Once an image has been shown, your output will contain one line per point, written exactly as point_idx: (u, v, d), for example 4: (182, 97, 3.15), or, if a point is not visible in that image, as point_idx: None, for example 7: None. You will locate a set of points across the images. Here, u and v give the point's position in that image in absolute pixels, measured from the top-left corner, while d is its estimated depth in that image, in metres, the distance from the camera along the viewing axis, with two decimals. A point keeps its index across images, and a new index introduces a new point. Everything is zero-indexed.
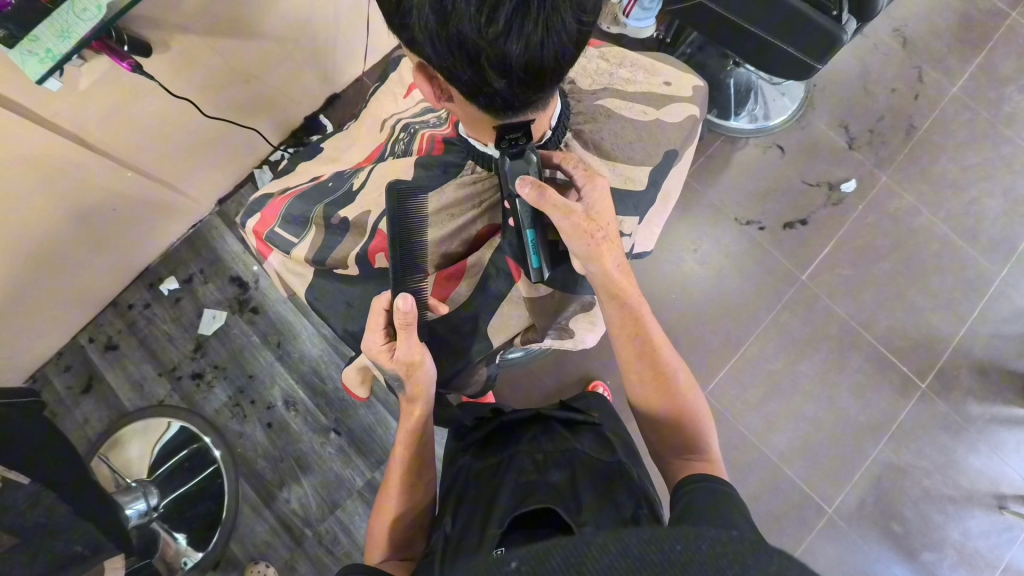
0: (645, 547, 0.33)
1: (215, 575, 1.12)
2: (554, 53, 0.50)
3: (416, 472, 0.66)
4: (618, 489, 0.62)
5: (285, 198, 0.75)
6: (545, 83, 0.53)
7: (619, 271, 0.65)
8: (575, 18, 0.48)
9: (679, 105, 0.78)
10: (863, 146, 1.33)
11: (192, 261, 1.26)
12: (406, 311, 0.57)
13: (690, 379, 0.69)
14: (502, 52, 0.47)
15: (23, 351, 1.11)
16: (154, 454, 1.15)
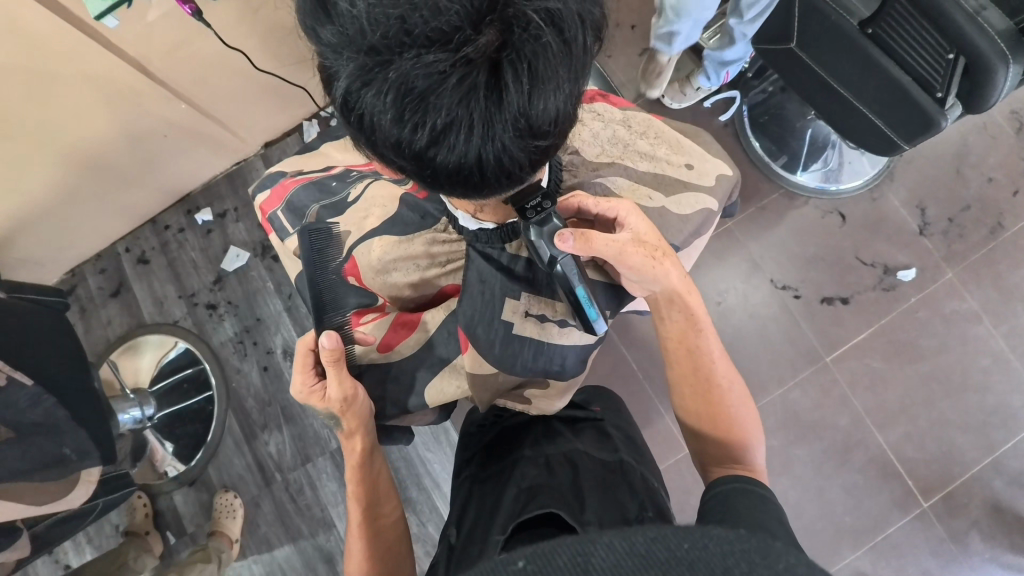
0: (652, 545, 0.28)
1: (190, 490, 1.21)
2: (494, 165, 0.45)
3: (375, 502, 0.68)
4: (621, 485, 0.60)
5: (293, 184, 0.79)
6: (494, 188, 0.49)
7: (677, 277, 0.64)
8: (519, 134, 0.43)
9: (692, 194, 0.73)
10: (936, 234, 1.20)
11: (229, 198, 1.31)
12: (333, 347, 0.60)
13: (744, 390, 0.66)
14: (429, 160, 0.44)
15: (67, 249, 1.20)
16: (160, 368, 1.24)
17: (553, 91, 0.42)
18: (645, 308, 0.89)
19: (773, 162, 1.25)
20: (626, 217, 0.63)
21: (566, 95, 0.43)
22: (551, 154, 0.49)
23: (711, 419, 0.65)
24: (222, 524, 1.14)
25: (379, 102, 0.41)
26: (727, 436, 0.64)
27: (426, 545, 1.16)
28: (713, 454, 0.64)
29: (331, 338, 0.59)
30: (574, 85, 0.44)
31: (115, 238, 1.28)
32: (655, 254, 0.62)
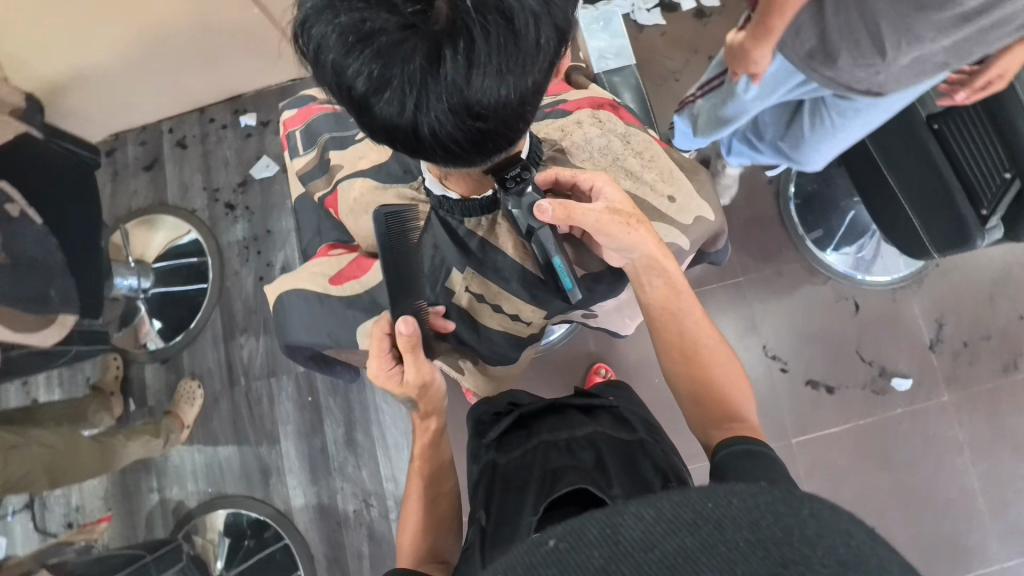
0: (680, 508, 0.30)
1: (161, 368, 1.27)
2: (428, 136, 0.43)
3: (437, 476, 0.67)
4: (642, 462, 0.63)
5: (315, 107, 0.74)
6: (436, 159, 0.47)
7: (657, 245, 0.61)
8: (455, 112, 0.41)
9: (668, 226, 0.67)
10: (945, 353, 1.16)
11: (276, 110, 1.35)
12: (410, 333, 0.55)
13: (729, 351, 0.65)
14: (366, 114, 0.42)
15: (117, 114, 1.26)
16: (167, 248, 1.30)
17: (497, 78, 0.39)
18: (622, 329, 0.87)
19: (806, 232, 1.21)
20: (602, 187, 0.61)
21: (516, 85, 0.41)
22: (502, 143, 0.46)
23: (700, 381, 0.63)
24: (180, 408, 1.20)
25: (322, 41, 0.39)
26: (719, 399, 0.62)
27: (356, 487, 1.20)
28: (707, 416, 0.62)
29: (409, 326, 0.54)
30: (530, 78, 0.41)
31: (163, 116, 1.34)
32: (631, 222, 0.59)
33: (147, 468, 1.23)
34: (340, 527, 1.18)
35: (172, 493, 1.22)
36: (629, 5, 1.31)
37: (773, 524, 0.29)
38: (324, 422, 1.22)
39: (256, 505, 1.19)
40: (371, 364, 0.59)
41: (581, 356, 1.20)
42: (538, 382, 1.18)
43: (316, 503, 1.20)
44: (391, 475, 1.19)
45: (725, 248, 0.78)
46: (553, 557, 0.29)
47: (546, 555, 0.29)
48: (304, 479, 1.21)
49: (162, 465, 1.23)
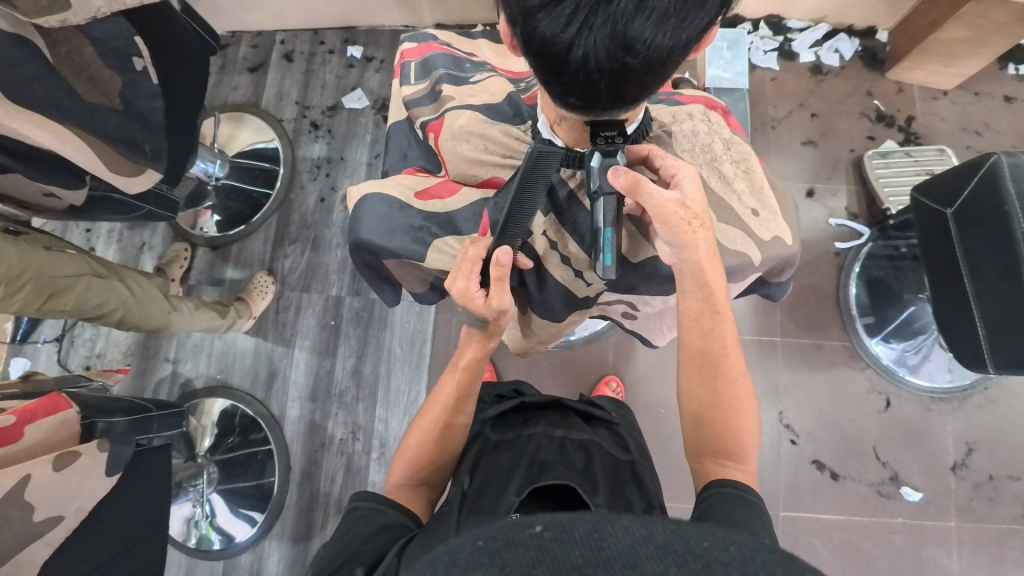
0: (672, 537, 0.30)
1: (210, 253, 1.35)
2: (577, 62, 0.43)
3: (456, 409, 0.66)
4: (628, 485, 0.63)
5: (431, 47, 0.75)
6: (566, 92, 0.47)
7: (709, 252, 0.59)
8: (613, 42, 0.41)
9: (741, 236, 0.65)
10: (967, 481, 1.10)
11: (382, 50, 1.40)
12: (504, 263, 0.56)
13: (750, 389, 0.62)
14: (527, 25, 0.42)
15: (242, 12, 1.33)
16: (250, 146, 1.37)
17: (663, 19, 0.40)
18: (650, 339, 0.87)
19: (858, 315, 1.18)
20: (684, 179, 0.60)
21: (675, 33, 0.41)
22: (632, 92, 0.47)
23: (711, 414, 0.61)
24: (252, 298, 1.26)
25: None
26: (725, 435, 0.60)
27: (348, 418, 1.24)
28: (704, 446, 0.60)
29: (506, 256, 0.55)
30: (687, 32, 0.42)
31: (280, 27, 1.41)
32: (694, 223, 0.59)
33: (169, 338, 1.30)
34: (321, 448, 1.23)
35: (183, 368, 1.29)
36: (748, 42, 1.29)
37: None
38: (337, 348, 1.27)
39: (253, 403, 1.25)
40: (458, 283, 0.60)
41: (596, 363, 1.20)
42: (548, 374, 1.20)
43: (307, 419, 1.24)
44: (384, 417, 1.23)
45: (786, 284, 0.75)
46: (535, 541, 0.30)
47: (530, 537, 0.31)
48: (304, 394, 1.26)
49: (183, 340, 1.30)
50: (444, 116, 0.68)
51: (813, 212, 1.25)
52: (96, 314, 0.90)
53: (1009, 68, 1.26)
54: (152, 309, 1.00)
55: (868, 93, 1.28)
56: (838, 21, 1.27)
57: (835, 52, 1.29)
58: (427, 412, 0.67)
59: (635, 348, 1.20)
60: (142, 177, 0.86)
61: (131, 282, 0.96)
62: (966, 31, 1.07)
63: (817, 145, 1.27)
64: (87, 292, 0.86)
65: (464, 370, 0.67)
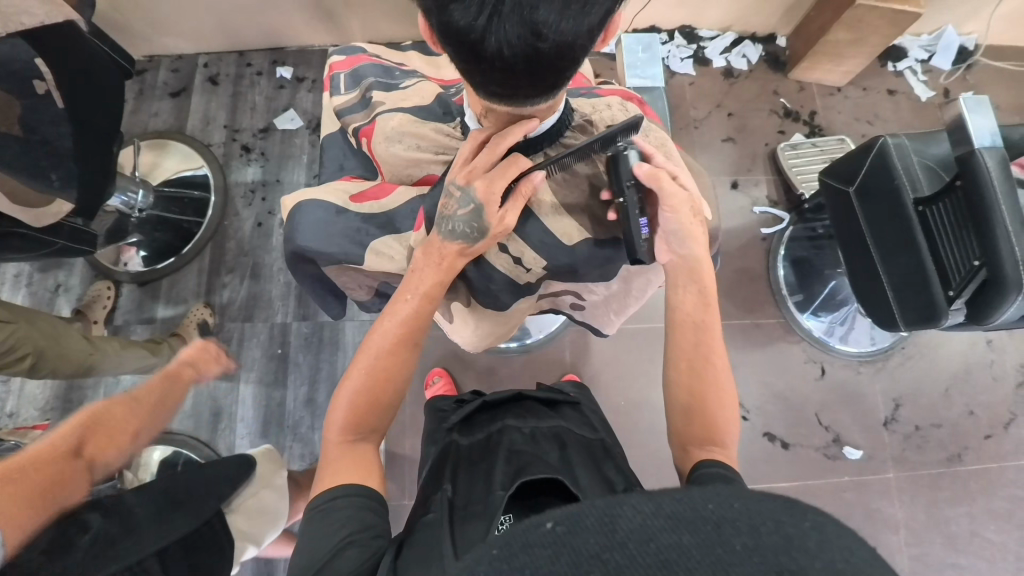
0: (677, 504, 0.28)
1: (138, 290, 1.25)
2: (492, 49, 0.44)
3: (416, 336, 0.61)
4: (604, 461, 0.63)
5: (360, 58, 0.76)
6: (486, 80, 0.48)
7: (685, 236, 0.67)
8: (524, 29, 0.42)
9: None
10: (898, 434, 1.21)
11: (314, 69, 1.38)
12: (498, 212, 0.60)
13: (728, 377, 0.64)
14: (444, 15, 0.44)
15: (158, 35, 1.28)
16: (175, 175, 1.30)
17: (568, 6, 0.42)
18: (600, 328, 0.89)
19: (789, 294, 1.27)
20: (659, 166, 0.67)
21: (581, 22, 0.43)
22: (551, 79, 0.48)
23: (698, 395, 0.61)
24: (186, 332, 1.18)
25: None
26: (714, 418, 0.60)
27: (304, 449, 1.17)
28: (693, 434, 0.60)
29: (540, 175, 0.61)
30: (593, 19, 0.44)
31: (202, 50, 1.36)
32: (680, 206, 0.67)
33: (95, 386, 1.19)
34: None
35: None
36: (665, 51, 1.39)
37: (774, 532, 0.26)
38: (288, 377, 1.21)
39: (197, 446, 1.16)
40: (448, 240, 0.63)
41: (555, 364, 1.22)
42: (508, 379, 1.20)
43: None
44: None
45: (715, 261, 0.80)
46: (550, 538, 0.27)
47: (542, 536, 0.27)
48: (254, 430, 1.18)
49: (112, 386, 1.19)
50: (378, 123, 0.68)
51: (739, 202, 1.34)
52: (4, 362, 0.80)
53: (889, 65, 1.43)
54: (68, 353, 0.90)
55: (774, 92, 1.41)
56: (742, 29, 1.39)
57: (743, 57, 1.42)
58: (381, 340, 0.60)
59: (592, 345, 1.23)
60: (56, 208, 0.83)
61: (42, 324, 0.87)
62: (848, 33, 1.21)
63: (737, 142, 1.38)
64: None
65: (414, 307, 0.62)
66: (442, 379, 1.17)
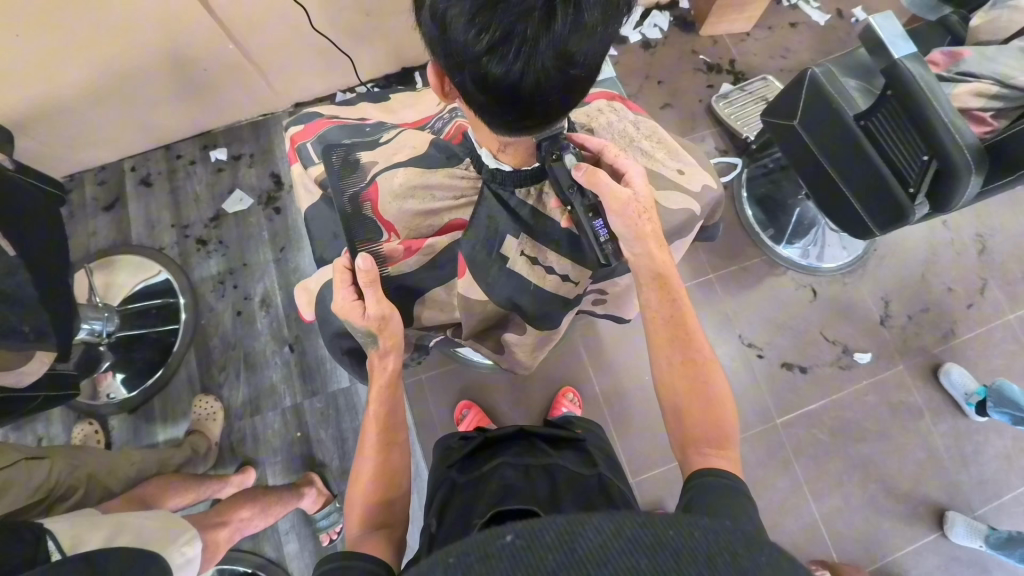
0: (641, 530, 0.28)
1: (129, 418, 1.17)
2: (529, 89, 0.46)
3: (393, 427, 0.62)
4: (595, 500, 0.64)
5: (329, 121, 0.77)
6: (521, 117, 0.50)
7: (660, 252, 0.66)
8: (557, 63, 0.45)
9: (679, 196, 0.72)
10: (895, 327, 1.29)
11: (248, 144, 1.34)
12: (366, 269, 0.60)
13: (719, 369, 0.65)
14: (478, 70, 0.45)
15: (75, 153, 1.21)
16: (135, 288, 1.22)
17: (592, 33, 0.44)
18: (622, 315, 0.91)
19: (762, 230, 1.34)
20: (633, 176, 0.65)
21: (603, 42, 0.46)
22: (576, 98, 0.51)
23: (691, 392, 0.63)
24: (203, 426, 1.12)
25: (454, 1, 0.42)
26: (702, 420, 0.62)
27: None
28: (686, 430, 0.61)
29: (364, 262, 0.59)
30: (612, 35, 0.47)
31: (125, 154, 1.29)
32: (643, 215, 0.64)
33: None
34: None
35: None
36: None
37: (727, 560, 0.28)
38: (317, 457, 1.17)
39: (242, 557, 1.09)
40: (337, 297, 0.63)
41: (574, 362, 1.23)
42: (534, 391, 1.21)
43: (311, 547, 1.12)
44: None
45: (716, 227, 0.85)
46: (509, 551, 0.27)
47: (503, 548, 0.27)
48: (296, 523, 1.12)
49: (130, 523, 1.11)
50: (388, 171, 0.68)
51: None
52: (62, 494, 0.77)
53: (783, 1, 1.53)
54: (116, 459, 0.88)
55: (692, 51, 1.48)
56: (647, 3, 1.46)
57: (655, 27, 1.48)
58: (363, 455, 0.61)
59: (603, 332, 1.26)
60: (15, 361, 0.74)
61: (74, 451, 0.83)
62: None
63: (674, 106, 1.44)
64: (9, 490, 0.71)
65: (376, 401, 0.62)
66: (472, 411, 1.15)
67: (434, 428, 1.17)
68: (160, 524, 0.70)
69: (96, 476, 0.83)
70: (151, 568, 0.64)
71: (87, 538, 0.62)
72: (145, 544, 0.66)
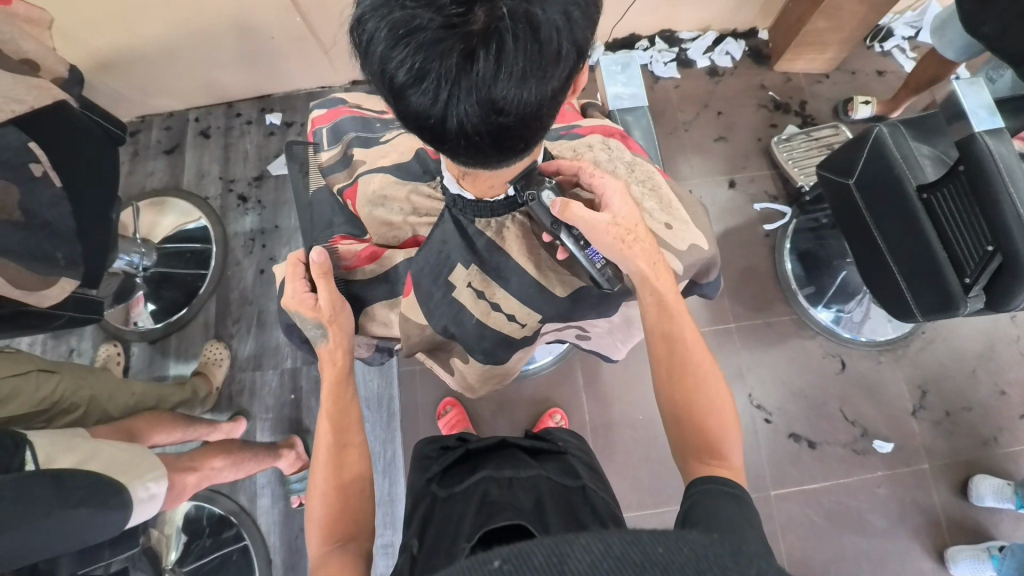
0: (627, 547, 0.28)
1: (148, 349, 1.26)
2: (454, 128, 0.45)
3: (346, 421, 0.65)
4: (578, 510, 0.61)
5: (343, 110, 0.80)
6: (456, 154, 0.49)
7: (649, 266, 0.62)
8: (481, 107, 0.43)
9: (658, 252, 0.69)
10: (927, 421, 1.17)
11: (301, 113, 1.40)
12: (319, 261, 0.64)
13: (717, 375, 0.62)
14: (403, 102, 0.45)
15: (147, 98, 1.30)
16: (175, 231, 1.31)
17: (521, 82, 0.43)
18: (610, 354, 0.88)
19: (797, 287, 1.25)
20: (614, 196, 0.63)
21: (537, 91, 0.44)
22: (517, 143, 0.49)
23: (686, 411, 0.60)
24: (208, 370, 1.19)
25: (374, 31, 0.42)
26: (700, 433, 0.59)
27: None
28: (686, 447, 0.59)
29: (318, 253, 0.63)
30: (548, 87, 0.45)
31: (192, 105, 1.38)
32: (631, 237, 0.62)
33: None
34: (302, 532, 1.15)
35: None
36: (647, 57, 1.39)
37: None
38: (304, 422, 1.21)
39: (218, 499, 1.15)
40: (290, 289, 0.67)
41: (567, 385, 1.21)
42: (521, 405, 1.19)
43: (281, 506, 1.17)
44: None
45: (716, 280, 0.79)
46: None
47: (488, 573, 0.27)
48: (273, 480, 1.17)
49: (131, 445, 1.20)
50: (368, 174, 0.72)
51: (738, 201, 1.32)
52: (61, 408, 0.84)
53: (875, 46, 1.41)
54: (118, 385, 0.95)
55: (761, 86, 1.40)
56: (722, 28, 1.38)
57: (726, 54, 1.41)
58: (316, 470, 0.62)
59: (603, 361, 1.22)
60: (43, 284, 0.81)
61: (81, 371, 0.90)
62: (828, 22, 1.20)
63: (728, 140, 1.37)
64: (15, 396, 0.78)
65: (329, 400, 0.65)
66: (454, 409, 1.16)
67: (417, 419, 1.19)
68: (129, 458, 0.76)
69: (96, 398, 0.90)
70: (112, 499, 0.69)
71: (62, 458, 0.69)
72: (112, 475, 0.72)
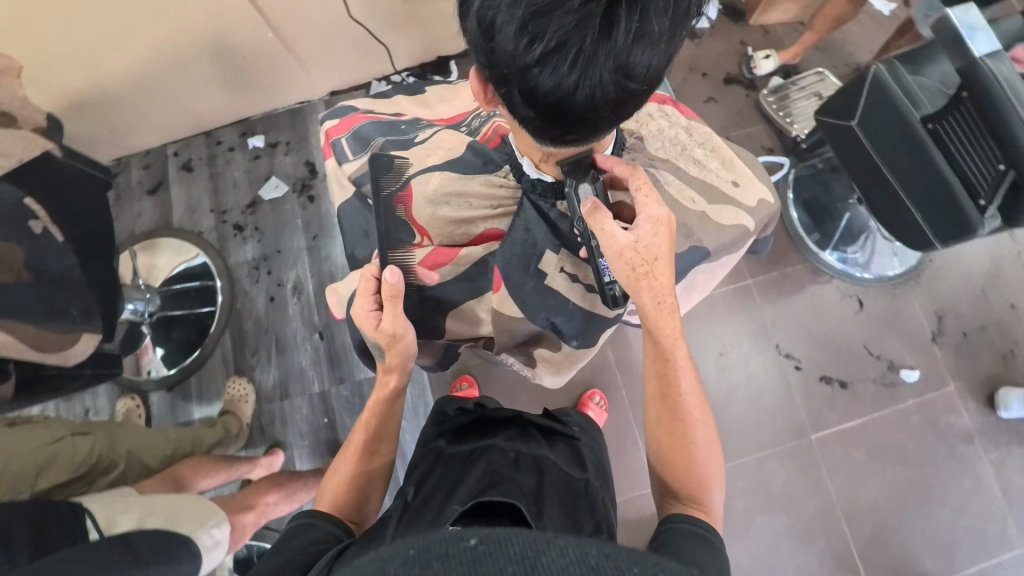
0: (602, 559, 0.33)
1: (167, 395, 1.22)
2: (582, 101, 0.49)
3: (378, 428, 0.65)
4: (579, 504, 0.59)
5: (364, 117, 0.81)
6: (570, 130, 0.53)
7: (652, 305, 0.61)
8: (614, 75, 0.47)
9: (730, 209, 0.75)
10: (947, 345, 1.21)
11: (285, 131, 1.35)
12: (393, 282, 0.61)
13: (706, 413, 0.63)
14: (531, 80, 0.48)
15: (122, 137, 1.25)
16: (174, 271, 1.26)
17: (650, 46, 0.47)
18: None
19: (806, 235, 1.27)
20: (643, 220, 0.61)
21: (660, 55, 0.49)
22: (628, 109, 0.53)
23: (675, 448, 0.62)
24: (236, 407, 1.15)
25: (508, 13, 0.45)
26: (683, 471, 0.61)
27: None
28: (669, 483, 0.62)
29: (394, 275, 0.60)
30: (669, 51, 0.50)
31: (169, 139, 1.33)
32: (641, 271, 0.61)
33: None
34: None
35: None
36: None
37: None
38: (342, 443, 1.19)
39: (267, 534, 1.13)
40: (359, 306, 0.65)
41: (599, 364, 1.21)
42: (558, 391, 1.19)
43: None
44: None
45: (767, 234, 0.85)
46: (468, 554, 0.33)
47: (463, 551, 0.33)
48: None
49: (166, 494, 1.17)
50: (423, 177, 0.71)
51: None
52: (102, 467, 0.81)
53: None
54: (150, 436, 0.91)
55: (741, 42, 1.41)
56: None
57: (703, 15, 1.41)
58: (345, 452, 0.65)
59: (631, 335, 1.23)
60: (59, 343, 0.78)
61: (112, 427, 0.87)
62: None
63: (718, 100, 1.37)
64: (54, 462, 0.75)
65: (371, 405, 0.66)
66: (469, 385, 1.15)
67: None
68: (186, 507, 0.74)
69: (133, 452, 0.87)
70: (180, 549, 0.67)
71: (122, 520, 0.66)
72: (174, 526, 0.70)
